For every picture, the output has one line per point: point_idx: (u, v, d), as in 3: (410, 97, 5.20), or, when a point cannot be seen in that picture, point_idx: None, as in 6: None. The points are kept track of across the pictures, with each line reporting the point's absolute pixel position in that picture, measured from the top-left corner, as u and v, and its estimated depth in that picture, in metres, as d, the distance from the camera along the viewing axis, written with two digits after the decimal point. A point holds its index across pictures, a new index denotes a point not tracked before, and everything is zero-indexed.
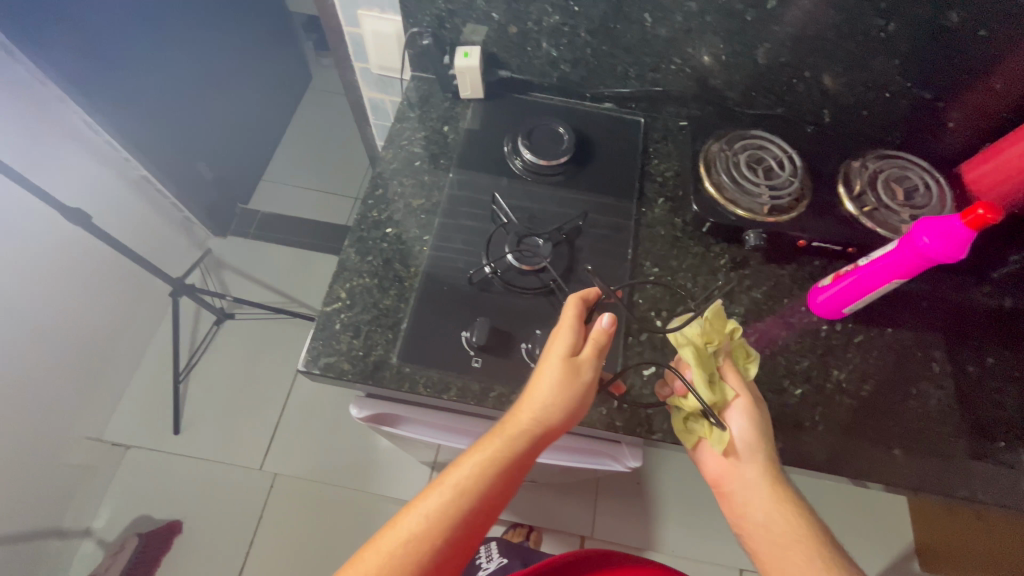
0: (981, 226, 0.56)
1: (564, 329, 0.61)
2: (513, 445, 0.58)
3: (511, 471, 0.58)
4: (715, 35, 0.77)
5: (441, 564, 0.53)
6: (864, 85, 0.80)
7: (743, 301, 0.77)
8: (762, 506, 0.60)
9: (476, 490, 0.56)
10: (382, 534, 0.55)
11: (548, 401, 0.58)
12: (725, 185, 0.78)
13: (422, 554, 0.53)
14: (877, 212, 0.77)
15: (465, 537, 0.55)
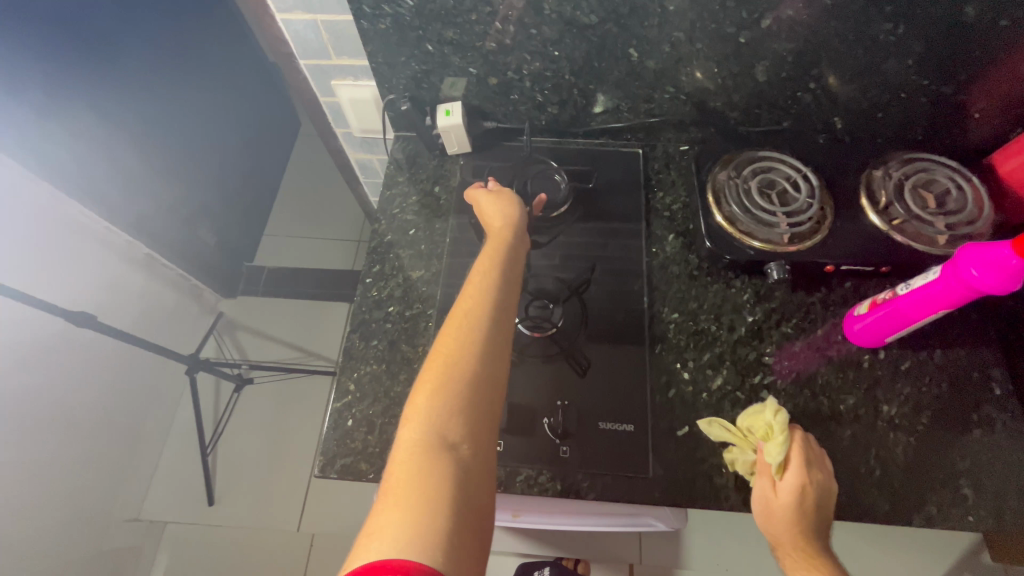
0: None
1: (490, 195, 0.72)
2: (494, 249, 0.63)
3: (502, 283, 0.59)
4: (709, 60, 0.72)
5: (479, 335, 0.53)
6: (875, 88, 0.74)
7: (774, 338, 0.72)
8: None
9: (478, 309, 0.55)
10: (407, 402, 0.51)
11: (503, 232, 0.66)
12: (738, 217, 0.73)
13: (452, 385, 0.50)
14: (908, 225, 0.71)
15: (493, 310, 0.56)
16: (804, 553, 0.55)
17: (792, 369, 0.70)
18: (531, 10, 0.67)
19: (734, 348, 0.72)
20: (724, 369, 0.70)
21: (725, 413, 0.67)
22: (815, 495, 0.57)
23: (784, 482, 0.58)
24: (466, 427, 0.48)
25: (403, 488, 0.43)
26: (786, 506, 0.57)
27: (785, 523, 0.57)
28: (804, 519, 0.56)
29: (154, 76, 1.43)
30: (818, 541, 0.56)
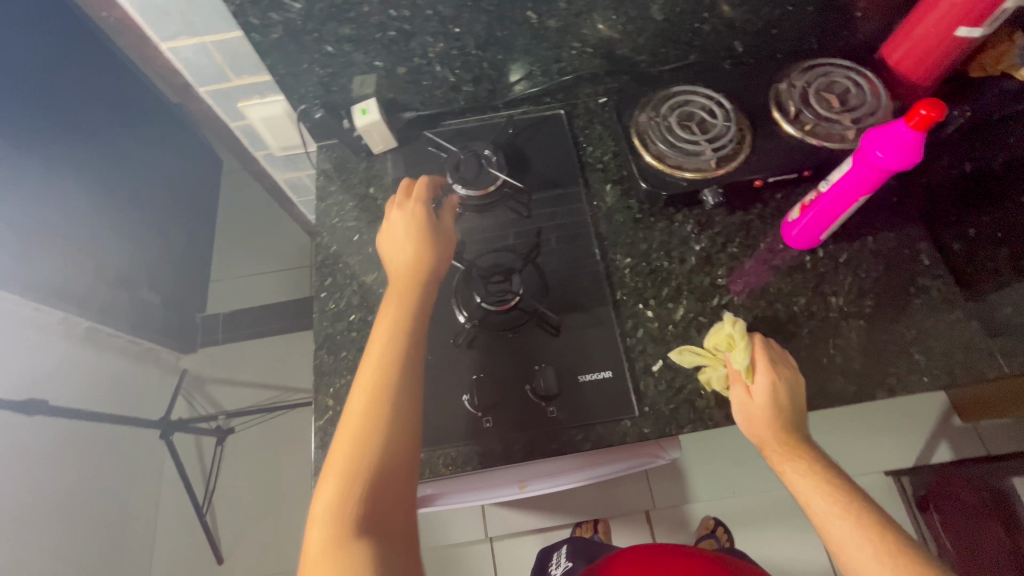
0: (929, 125, 0.53)
1: (395, 237, 0.69)
2: (396, 308, 0.63)
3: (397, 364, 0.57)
4: (606, 10, 0.73)
5: (380, 413, 0.54)
6: (765, 7, 0.77)
7: (723, 260, 0.75)
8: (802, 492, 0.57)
9: (378, 383, 0.55)
10: (315, 495, 0.50)
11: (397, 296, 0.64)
12: (666, 153, 0.75)
13: (351, 491, 0.49)
14: (819, 128, 0.75)
15: (395, 380, 0.56)
16: (790, 443, 0.59)
17: (745, 284, 0.73)
18: None
19: (689, 278, 0.75)
20: (684, 299, 0.73)
21: (693, 341, 0.70)
22: (789, 390, 0.61)
23: (760, 386, 0.61)
24: (376, 510, 0.49)
25: None
26: (766, 403, 0.60)
27: (770, 419, 0.60)
28: (783, 413, 0.60)
29: (61, 137, 1.35)
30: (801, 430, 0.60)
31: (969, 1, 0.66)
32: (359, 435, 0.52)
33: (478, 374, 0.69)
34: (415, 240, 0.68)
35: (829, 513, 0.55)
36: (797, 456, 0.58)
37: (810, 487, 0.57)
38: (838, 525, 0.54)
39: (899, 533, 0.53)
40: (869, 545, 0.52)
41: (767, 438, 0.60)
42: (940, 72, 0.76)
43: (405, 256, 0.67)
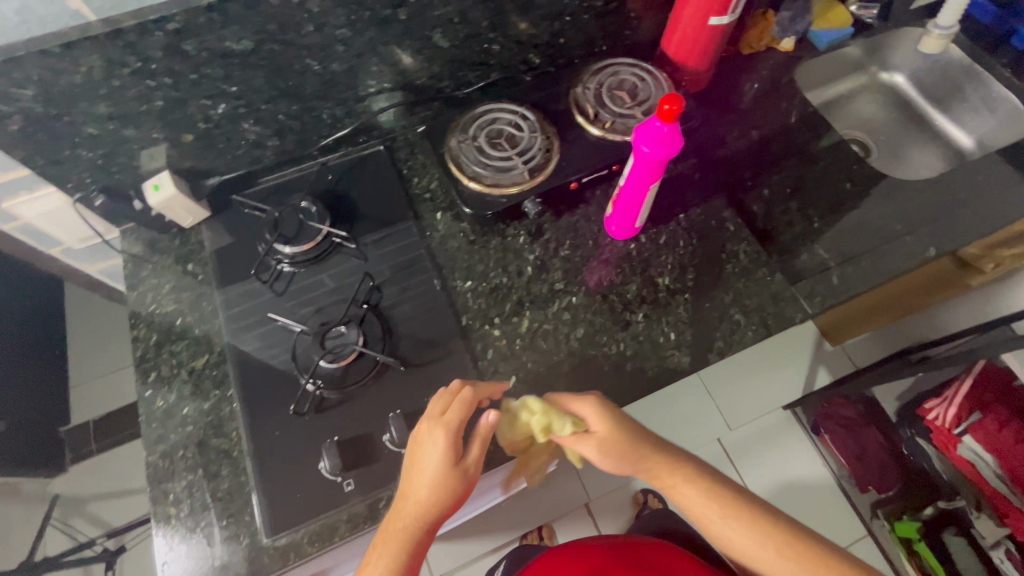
0: (676, 117, 0.58)
1: (426, 453, 0.57)
2: (426, 503, 0.57)
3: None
4: (390, 47, 0.73)
5: None
6: (545, 20, 0.81)
7: (558, 264, 0.78)
8: (699, 503, 0.62)
9: None
10: None
11: (411, 510, 0.57)
12: (481, 173, 0.76)
13: None
14: (618, 123, 0.80)
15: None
16: (650, 463, 0.63)
17: (581, 283, 0.76)
18: (174, 57, 0.61)
19: (529, 289, 0.76)
20: (527, 310, 0.74)
21: (542, 349, 0.72)
22: (615, 415, 0.63)
23: (592, 424, 0.62)
24: None
25: None
26: (607, 438, 0.62)
27: (615, 451, 0.62)
28: (627, 442, 0.62)
29: None
30: (647, 443, 0.63)
31: None
32: None
33: (332, 437, 0.66)
34: (450, 476, 0.57)
35: (713, 513, 0.61)
36: (665, 468, 0.63)
37: (695, 494, 0.62)
38: (717, 520, 0.61)
39: (772, 512, 0.61)
40: (759, 537, 0.59)
41: (626, 466, 0.63)
42: (709, 57, 0.86)
43: (428, 483, 0.57)
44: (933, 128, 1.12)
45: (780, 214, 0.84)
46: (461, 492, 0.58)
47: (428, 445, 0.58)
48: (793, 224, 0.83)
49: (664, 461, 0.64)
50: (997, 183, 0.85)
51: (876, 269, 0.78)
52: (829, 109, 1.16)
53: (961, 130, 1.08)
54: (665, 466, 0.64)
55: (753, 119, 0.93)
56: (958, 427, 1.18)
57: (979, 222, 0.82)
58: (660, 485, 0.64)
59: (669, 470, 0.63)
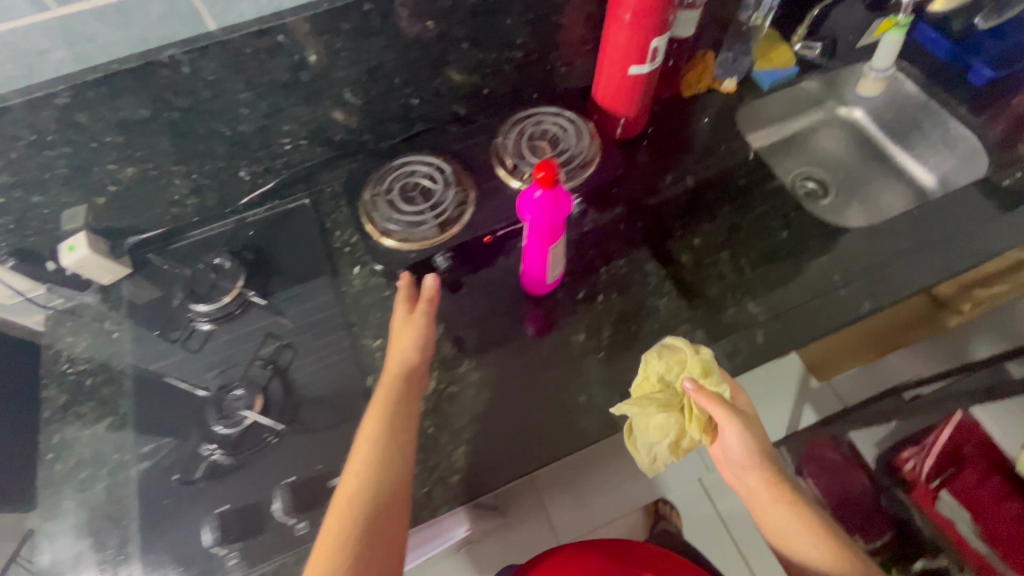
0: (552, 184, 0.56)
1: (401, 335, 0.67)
2: (389, 396, 0.63)
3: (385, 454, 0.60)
4: (299, 108, 0.74)
5: (369, 522, 0.55)
6: (463, 74, 0.80)
7: (471, 322, 0.76)
8: (794, 516, 0.66)
9: (359, 483, 0.57)
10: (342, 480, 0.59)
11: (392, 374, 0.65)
12: (390, 228, 0.75)
13: (371, 495, 0.57)
14: (537, 175, 0.78)
15: (394, 486, 0.58)
16: (768, 493, 0.67)
17: (493, 341, 0.74)
18: (69, 128, 0.63)
19: (441, 347, 0.74)
20: (435, 370, 0.72)
21: (447, 412, 0.70)
22: (756, 429, 0.69)
23: (739, 403, 0.70)
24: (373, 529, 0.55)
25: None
26: (754, 448, 0.66)
27: (753, 466, 0.67)
28: (759, 462, 0.67)
29: None
30: (772, 466, 0.68)
31: (624, 51, 0.76)
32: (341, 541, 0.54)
33: (222, 507, 0.64)
34: (410, 340, 0.67)
35: (788, 525, 0.66)
36: (771, 499, 0.67)
37: (786, 516, 0.66)
38: (813, 548, 0.65)
39: (836, 531, 0.67)
40: (829, 556, 0.64)
41: (756, 484, 0.68)
42: (636, 102, 0.84)
43: (407, 344, 0.67)
44: (894, 164, 1.07)
45: (710, 266, 0.81)
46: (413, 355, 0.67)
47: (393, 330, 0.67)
48: (723, 276, 0.80)
49: (762, 492, 0.68)
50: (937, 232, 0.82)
51: (802, 327, 0.75)
52: (787, 144, 1.12)
53: (922, 167, 1.04)
54: (782, 494, 0.67)
55: (689, 164, 0.90)
56: (936, 480, 1.10)
57: (915, 275, 0.78)
58: (765, 518, 0.68)
59: (772, 500, 0.67)
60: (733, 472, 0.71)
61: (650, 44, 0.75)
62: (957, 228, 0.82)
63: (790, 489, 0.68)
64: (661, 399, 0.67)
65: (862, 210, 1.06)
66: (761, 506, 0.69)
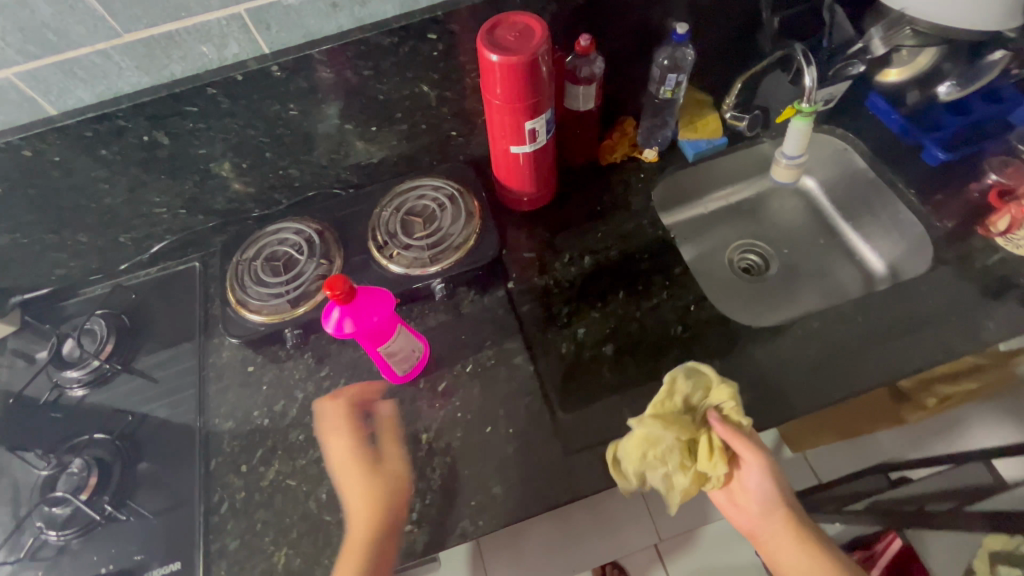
0: (346, 301, 0.54)
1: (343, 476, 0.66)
2: (351, 467, 0.67)
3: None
4: (165, 180, 0.73)
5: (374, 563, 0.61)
6: (342, 146, 0.78)
7: (325, 408, 0.73)
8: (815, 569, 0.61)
9: (379, 507, 0.65)
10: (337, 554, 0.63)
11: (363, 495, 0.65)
12: (246, 298, 0.75)
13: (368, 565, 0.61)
14: (402, 252, 0.76)
15: (371, 545, 0.63)
16: (793, 534, 0.64)
17: (341, 433, 0.71)
18: None
19: (289, 433, 0.72)
20: (276, 460, 0.70)
21: (277, 509, 0.67)
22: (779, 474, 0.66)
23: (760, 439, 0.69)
24: None
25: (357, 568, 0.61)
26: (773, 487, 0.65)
27: (777, 505, 0.65)
28: (779, 501, 0.65)
29: None
30: (786, 513, 0.65)
31: (500, 131, 0.71)
32: None
33: None
34: (370, 477, 0.66)
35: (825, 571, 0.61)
36: (794, 544, 0.63)
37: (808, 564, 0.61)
38: None
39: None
40: None
41: (772, 529, 0.65)
42: (536, 178, 0.81)
43: (381, 468, 0.67)
44: (843, 243, 0.97)
45: (589, 362, 0.74)
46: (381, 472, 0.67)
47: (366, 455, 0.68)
48: (601, 375, 0.73)
49: (783, 536, 0.64)
50: (849, 339, 0.74)
51: None
52: (732, 212, 1.03)
53: (871, 250, 0.94)
54: (805, 538, 0.63)
55: (591, 243, 0.84)
56: None
57: (812, 392, 0.70)
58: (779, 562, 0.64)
59: (796, 543, 0.63)
60: (746, 519, 0.67)
61: (525, 126, 0.70)
62: (873, 336, 0.73)
63: (808, 531, 0.64)
64: (676, 420, 0.65)
65: (805, 291, 0.95)
66: (778, 549, 0.64)
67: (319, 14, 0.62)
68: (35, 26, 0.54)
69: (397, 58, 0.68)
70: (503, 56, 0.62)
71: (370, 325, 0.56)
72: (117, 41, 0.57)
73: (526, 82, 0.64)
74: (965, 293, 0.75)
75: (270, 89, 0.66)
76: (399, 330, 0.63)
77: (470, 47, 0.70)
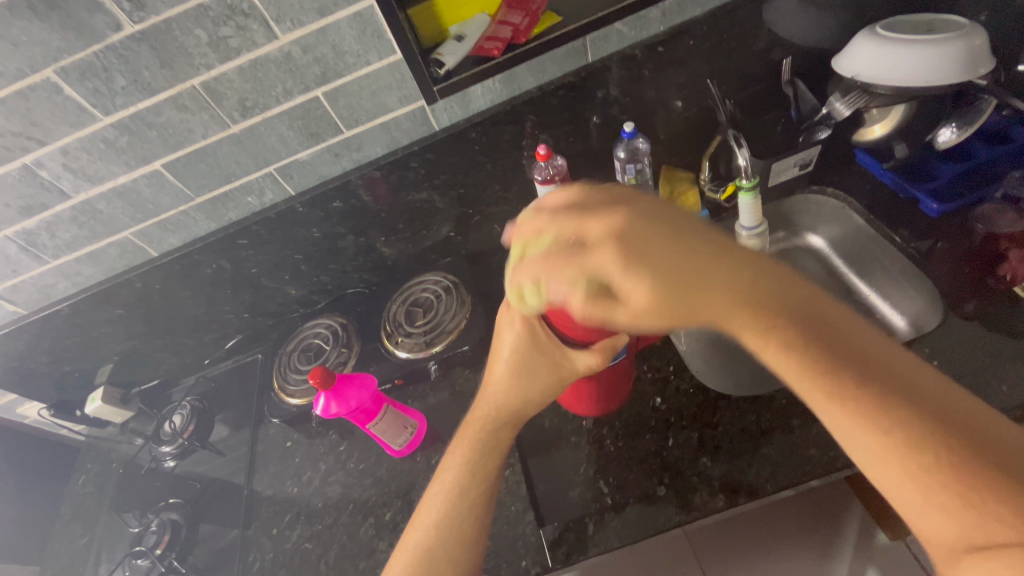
0: (325, 383, 0.68)
1: (506, 333, 0.58)
2: (495, 407, 0.62)
3: (484, 469, 0.61)
4: (231, 293, 0.95)
5: (462, 515, 0.59)
6: (361, 253, 0.95)
7: (340, 478, 0.84)
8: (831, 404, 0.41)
9: (470, 462, 0.61)
10: (436, 477, 0.63)
11: (439, 487, 0.62)
12: (286, 384, 0.91)
13: (451, 505, 0.60)
14: (405, 339, 0.88)
15: (467, 505, 0.60)
16: (910, 475, 0.37)
17: (351, 501, 0.81)
18: (77, 325, 0.92)
19: (311, 502, 0.83)
20: (299, 524, 0.81)
21: (295, 569, 0.77)
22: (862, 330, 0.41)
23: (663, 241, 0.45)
24: (438, 548, 0.58)
25: (428, 537, 0.58)
26: (860, 406, 0.38)
27: (916, 425, 0.37)
28: (884, 409, 0.38)
29: None
30: (902, 430, 0.37)
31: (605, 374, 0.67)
32: (430, 539, 0.58)
33: None
34: (539, 349, 0.56)
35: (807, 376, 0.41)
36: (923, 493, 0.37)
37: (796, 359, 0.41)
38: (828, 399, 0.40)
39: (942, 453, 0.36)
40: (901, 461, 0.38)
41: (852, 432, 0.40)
42: (607, 392, 0.72)
43: (533, 388, 0.59)
44: (862, 302, 0.84)
45: (569, 434, 0.78)
46: (564, 378, 0.57)
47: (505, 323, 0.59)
48: (580, 448, 0.76)
49: (945, 510, 0.35)
50: None
51: (641, 521, 0.67)
52: None
53: (893, 309, 0.80)
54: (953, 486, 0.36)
55: None
56: None
57: (794, 469, 0.67)
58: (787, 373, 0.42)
59: (937, 508, 0.36)
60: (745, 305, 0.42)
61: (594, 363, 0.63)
62: None
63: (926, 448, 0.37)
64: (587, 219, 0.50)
65: None
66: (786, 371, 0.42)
67: (327, 162, 0.81)
68: (142, 202, 0.79)
69: (389, 184, 0.85)
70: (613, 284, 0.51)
71: (348, 407, 0.69)
72: (193, 202, 0.81)
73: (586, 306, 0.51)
74: (970, 356, 0.70)
75: (297, 220, 0.86)
76: (387, 409, 0.74)
77: (448, 166, 0.85)
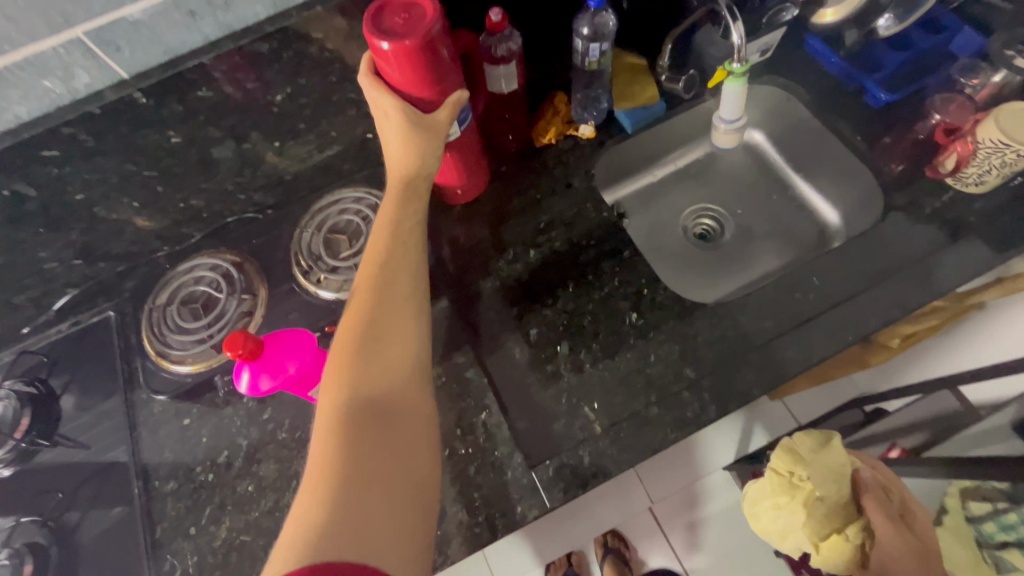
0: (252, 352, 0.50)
1: (383, 126, 0.58)
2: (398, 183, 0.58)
3: (403, 246, 0.55)
4: (46, 233, 0.66)
5: (382, 290, 0.52)
6: (245, 166, 0.70)
7: (271, 454, 0.68)
8: None
9: (382, 242, 0.55)
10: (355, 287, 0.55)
11: (373, 261, 0.54)
12: (166, 349, 0.69)
13: (368, 290, 0.52)
14: (330, 276, 0.69)
15: (385, 281, 0.52)
16: None
17: (293, 478, 0.66)
18: None
19: (236, 488, 0.67)
20: (225, 517, 0.65)
21: (232, 569, 0.63)
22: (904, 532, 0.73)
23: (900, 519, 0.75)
24: (364, 335, 0.50)
25: (350, 329, 0.50)
26: None
27: None
28: None
29: None
30: None
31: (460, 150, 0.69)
32: (355, 325, 0.50)
33: None
34: (415, 121, 0.56)
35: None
36: None
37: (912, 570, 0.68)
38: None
39: None
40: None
41: None
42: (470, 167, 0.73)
43: (422, 143, 0.57)
44: (796, 197, 0.92)
45: (544, 363, 0.70)
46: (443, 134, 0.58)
47: (386, 117, 0.57)
48: (558, 377, 0.69)
49: None
50: (801, 310, 0.71)
51: (635, 442, 0.65)
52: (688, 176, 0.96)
53: (824, 202, 0.89)
54: None
55: (531, 234, 0.78)
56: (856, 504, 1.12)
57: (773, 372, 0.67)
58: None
59: None
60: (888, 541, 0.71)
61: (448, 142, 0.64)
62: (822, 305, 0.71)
63: None
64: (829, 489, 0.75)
65: (762, 252, 0.90)
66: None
67: (175, 25, 0.53)
68: None
69: (282, 65, 0.60)
70: (392, 42, 0.51)
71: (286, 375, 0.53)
72: None
73: (429, 68, 0.54)
74: (913, 244, 0.74)
75: (141, 120, 0.59)
76: None
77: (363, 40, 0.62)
